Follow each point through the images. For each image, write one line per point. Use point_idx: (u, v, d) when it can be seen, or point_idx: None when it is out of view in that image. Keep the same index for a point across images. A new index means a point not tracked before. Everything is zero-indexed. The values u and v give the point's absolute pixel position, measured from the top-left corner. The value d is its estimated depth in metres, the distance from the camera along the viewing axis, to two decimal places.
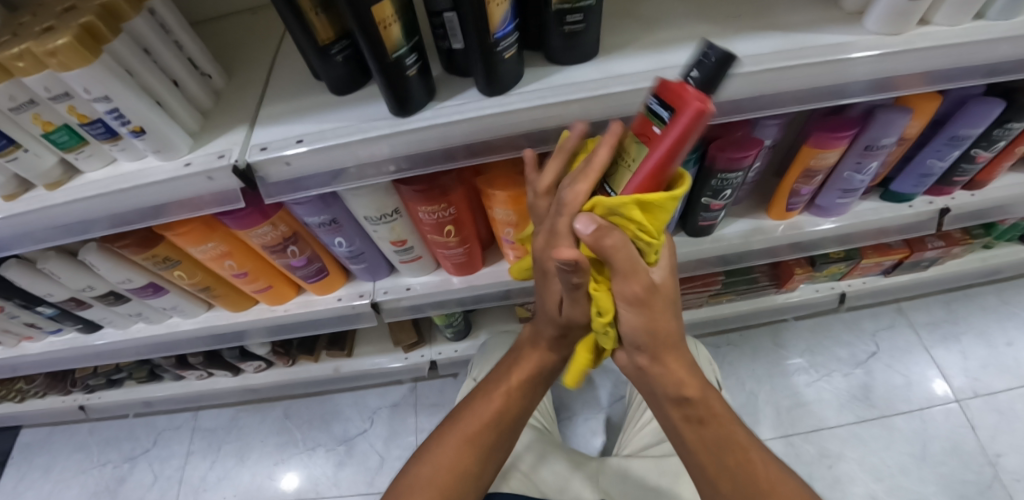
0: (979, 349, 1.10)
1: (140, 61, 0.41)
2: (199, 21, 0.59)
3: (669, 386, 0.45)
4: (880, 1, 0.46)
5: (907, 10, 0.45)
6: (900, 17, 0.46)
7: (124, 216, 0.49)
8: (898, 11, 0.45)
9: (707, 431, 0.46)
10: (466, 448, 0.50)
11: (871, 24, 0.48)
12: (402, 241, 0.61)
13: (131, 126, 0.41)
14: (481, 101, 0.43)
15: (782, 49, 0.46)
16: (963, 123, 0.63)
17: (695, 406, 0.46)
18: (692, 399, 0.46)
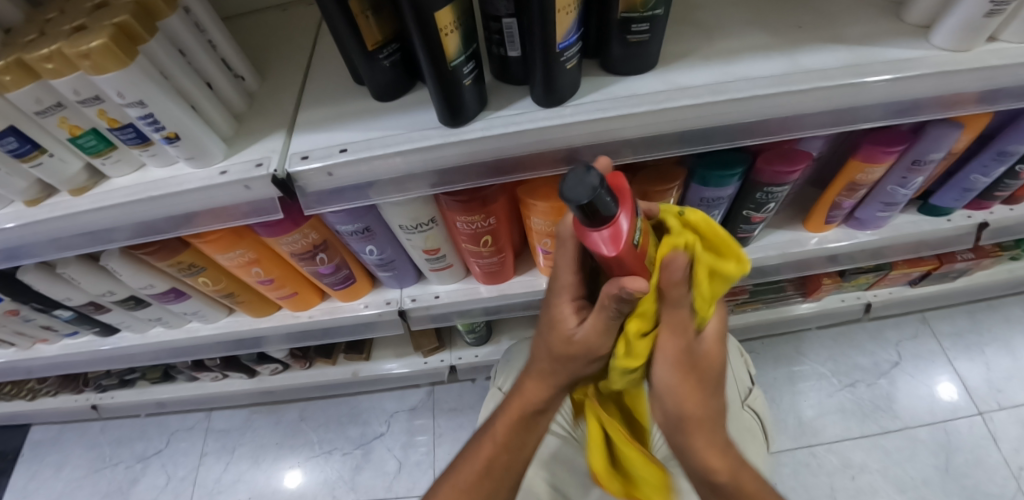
0: (1002, 361, 1.08)
1: (175, 63, 0.38)
2: (228, 17, 0.56)
3: None
4: (951, 16, 0.43)
5: (977, 27, 0.43)
6: (966, 33, 0.44)
7: (153, 223, 0.47)
8: (970, 27, 0.43)
9: None
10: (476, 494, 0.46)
11: (937, 39, 0.46)
12: (435, 249, 0.59)
13: (165, 131, 0.39)
14: (535, 112, 0.41)
15: (850, 63, 0.44)
16: (1012, 139, 0.62)
17: None
18: None
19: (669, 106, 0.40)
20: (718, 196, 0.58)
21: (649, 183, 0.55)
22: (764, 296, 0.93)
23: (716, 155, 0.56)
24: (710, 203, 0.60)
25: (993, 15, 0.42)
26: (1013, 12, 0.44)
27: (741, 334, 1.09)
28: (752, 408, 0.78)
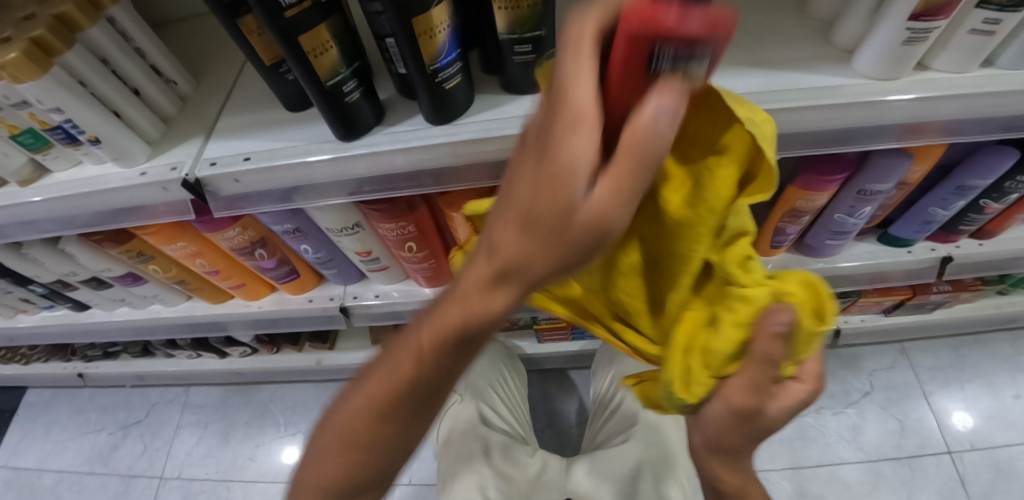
0: (983, 399, 1.06)
1: (96, 73, 0.41)
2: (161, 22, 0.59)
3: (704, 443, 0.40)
4: (872, 43, 0.42)
5: (900, 55, 0.41)
6: (894, 61, 0.42)
7: (91, 215, 0.50)
8: (892, 55, 0.42)
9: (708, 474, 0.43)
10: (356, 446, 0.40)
11: (861, 66, 0.44)
12: (367, 252, 0.61)
13: (87, 135, 0.43)
14: (428, 129, 0.42)
15: (758, 89, 0.44)
16: (971, 173, 0.60)
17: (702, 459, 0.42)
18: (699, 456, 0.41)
19: None
20: None
21: None
22: None
23: None
24: None
25: (914, 44, 0.41)
26: (941, 42, 0.44)
27: None
28: None
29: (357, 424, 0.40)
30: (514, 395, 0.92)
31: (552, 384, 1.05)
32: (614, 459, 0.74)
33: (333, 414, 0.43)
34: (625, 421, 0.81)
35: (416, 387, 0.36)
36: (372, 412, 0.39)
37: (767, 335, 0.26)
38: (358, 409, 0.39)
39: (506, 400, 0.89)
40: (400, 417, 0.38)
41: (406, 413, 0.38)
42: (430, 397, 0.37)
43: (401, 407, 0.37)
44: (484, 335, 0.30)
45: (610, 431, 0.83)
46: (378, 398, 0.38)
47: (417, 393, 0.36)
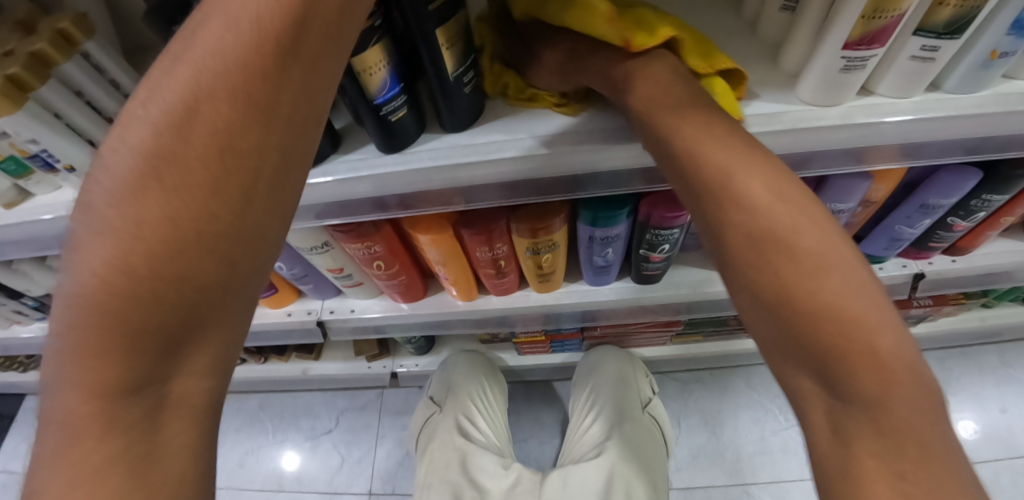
0: (968, 412, 1.06)
1: (71, 105, 0.44)
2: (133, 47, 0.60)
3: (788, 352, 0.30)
4: (811, 70, 0.43)
5: (839, 82, 0.42)
6: (832, 88, 0.43)
7: (72, 236, 0.53)
8: (829, 83, 0.42)
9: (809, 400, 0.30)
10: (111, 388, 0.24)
11: (803, 92, 0.45)
12: (339, 268, 0.63)
13: (63, 163, 0.46)
14: (381, 158, 0.43)
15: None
16: (933, 193, 0.60)
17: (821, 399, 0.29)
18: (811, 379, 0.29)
19: (501, 157, 0.42)
20: (610, 235, 0.58)
21: (532, 222, 0.54)
22: (703, 329, 0.92)
23: (604, 200, 0.55)
24: (601, 241, 0.60)
25: (851, 71, 0.41)
26: (881, 68, 0.45)
27: (692, 363, 1.09)
28: (650, 410, 0.86)
29: (81, 422, 0.24)
30: (494, 408, 0.92)
31: (535, 394, 1.06)
32: (589, 474, 0.75)
33: (43, 446, 0.24)
34: (602, 435, 0.83)
35: (147, 293, 0.24)
36: (94, 384, 0.24)
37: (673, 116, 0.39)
38: (70, 395, 0.24)
39: (486, 411, 0.90)
40: (145, 365, 0.25)
41: (155, 351, 0.25)
42: (187, 301, 0.25)
43: (141, 342, 0.24)
44: (250, 155, 0.25)
45: (587, 445, 0.84)
46: (95, 353, 0.23)
47: (162, 302, 0.24)
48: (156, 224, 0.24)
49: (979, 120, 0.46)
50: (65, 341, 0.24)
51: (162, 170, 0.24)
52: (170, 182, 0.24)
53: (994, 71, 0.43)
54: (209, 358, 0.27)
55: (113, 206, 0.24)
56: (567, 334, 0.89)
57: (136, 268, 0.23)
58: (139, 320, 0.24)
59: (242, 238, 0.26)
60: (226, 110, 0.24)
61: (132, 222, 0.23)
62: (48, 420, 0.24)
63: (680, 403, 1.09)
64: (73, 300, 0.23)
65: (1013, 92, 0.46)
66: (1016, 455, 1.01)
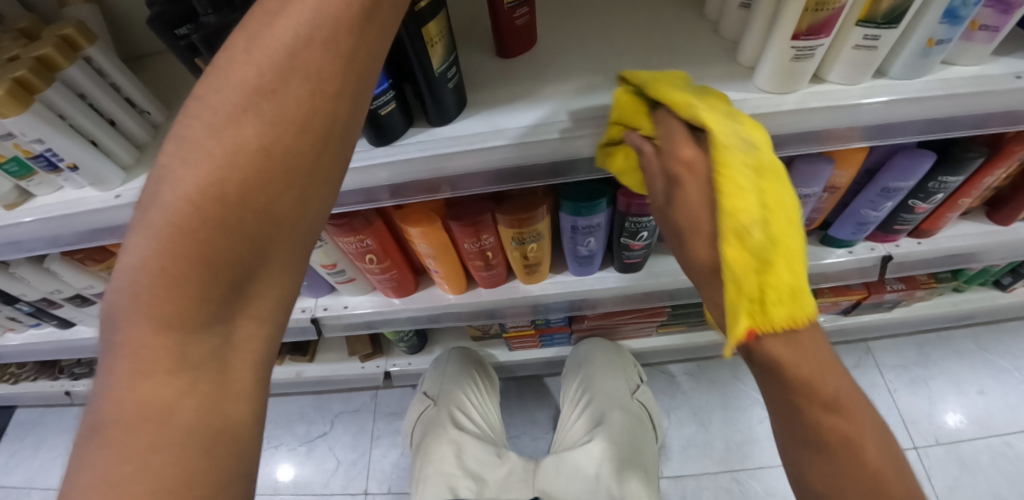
0: (946, 394, 1.10)
1: (73, 106, 0.46)
2: (133, 57, 0.63)
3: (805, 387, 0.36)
4: (766, 61, 0.47)
5: (792, 70, 0.46)
6: (787, 77, 0.47)
7: (72, 235, 0.55)
8: (783, 72, 0.46)
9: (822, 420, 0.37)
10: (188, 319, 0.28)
11: (761, 81, 0.49)
12: (333, 264, 0.65)
13: (66, 163, 0.47)
14: (371, 150, 0.46)
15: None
16: (893, 176, 0.64)
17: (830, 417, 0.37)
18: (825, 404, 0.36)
19: (484, 147, 0.45)
20: (592, 224, 0.61)
21: (517, 212, 0.57)
22: (688, 319, 0.95)
23: (585, 190, 0.58)
24: (583, 230, 0.63)
25: (801, 61, 0.45)
26: (831, 56, 0.49)
27: (679, 355, 1.12)
28: (639, 396, 0.89)
29: (147, 356, 0.27)
30: (487, 403, 0.93)
31: (527, 390, 1.08)
32: (582, 460, 0.77)
33: (116, 371, 0.28)
34: (592, 422, 0.85)
35: (213, 252, 0.28)
36: (166, 324, 0.27)
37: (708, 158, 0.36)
38: (142, 330, 0.27)
39: (480, 405, 0.91)
40: (212, 311, 0.28)
41: (224, 286, 0.29)
42: (247, 247, 0.29)
43: (211, 280, 0.28)
44: (300, 143, 0.29)
45: (579, 433, 0.86)
46: (167, 295, 0.27)
47: (228, 259, 0.28)
48: (226, 194, 0.27)
49: (925, 103, 0.50)
50: (146, 270, 0.27)
51: (229, 145, 0.27)
52: (235, 156, 0.27)
53: (933, 58, 0.48)
54: (262, 311, 0.31)
55: (184, 171, 0.27)
56: (556, 328, 0.92)
57: (205, 229, 0.27)
58: (209, 275, 0.28)
59: (300, 192, 0.30)
60: (284, 106, 0.28)
61: (205, 188, 0.27)
62: (118, 349, 0.28)
63: (669, 395, 1.12)
64: (156, 237, 0.27)
65: (953, 77, 0.50)
66: (994, 434, 1.04)
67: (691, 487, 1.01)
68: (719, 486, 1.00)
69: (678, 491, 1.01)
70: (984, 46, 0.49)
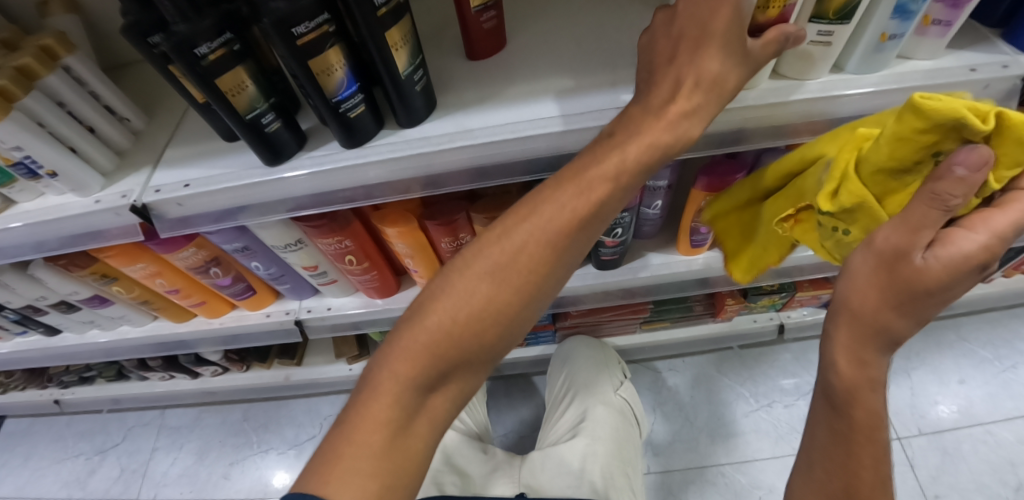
0: (928, 385, 1.12)
1: (53, 114, 0.47)
2: (117, 66, 0.65)
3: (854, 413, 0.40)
4: None
5: None
6: None
7: (55, 240, 0.56)
8: None
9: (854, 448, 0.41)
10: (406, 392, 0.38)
11: None
12: (314, 266, 0.67)
13: (46, 169, 0.49)
14: (343, 152, 0.47)
15: (601, 107, 0.47)
16: None
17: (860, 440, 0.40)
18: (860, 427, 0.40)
19: (453, 146, 0.46)
20: None
21: (491, 211, 0.58)
22: (670, 315, 0.96)
23: None
24: None
25: None
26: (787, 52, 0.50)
27: (665, 352, 1.14)
28: (623, 392, 0.90)
29: (383, 418, 0.37)
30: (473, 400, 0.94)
31: (516, 389, 1.09)
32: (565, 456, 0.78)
33: (347, 417, 0.39)
34: (577, 418, 0.86)
35: (467, 344, 0.39)
36: (407, 393, 0.38)
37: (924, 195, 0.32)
38: (393, 390, 0.38)
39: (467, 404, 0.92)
40: (426, 386, 0.39)
41: (438, 371, 0.39)
42: (464, 347, 0.39)
43: (429, 369, 0.39)
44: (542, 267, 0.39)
45: (563, 428, 0.87)
46: (414, 372, 0.39)
47: (482, 350, 0.40)
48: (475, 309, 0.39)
49: (880, 97, 0.52)
50: (412, 354, 0.39)
51: (512, 270, 0.39)
52: (487, 278, 0.39)
53: (887, 52, 0.49)
54: (456, 391, 0.41)
55: (456, 289, 0.40)
56: (541, 326, 0.94)
57: (457, 328, 0.39)
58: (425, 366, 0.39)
59: (523, 305, 0.40)
60: (508, 242, 0.39)
61: (449, 293, 0.40)
62: (364, 410, 0.38)
63: (656, 392, 1.13)
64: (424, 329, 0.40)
65: (907, 71, 0.52)
66: (975, 423, 1.06)
67: (678, 482, 1.02)
68: (706, 480, 1.01)
69: (665, 486, 1.02)
70: (937, 40, 0.50)
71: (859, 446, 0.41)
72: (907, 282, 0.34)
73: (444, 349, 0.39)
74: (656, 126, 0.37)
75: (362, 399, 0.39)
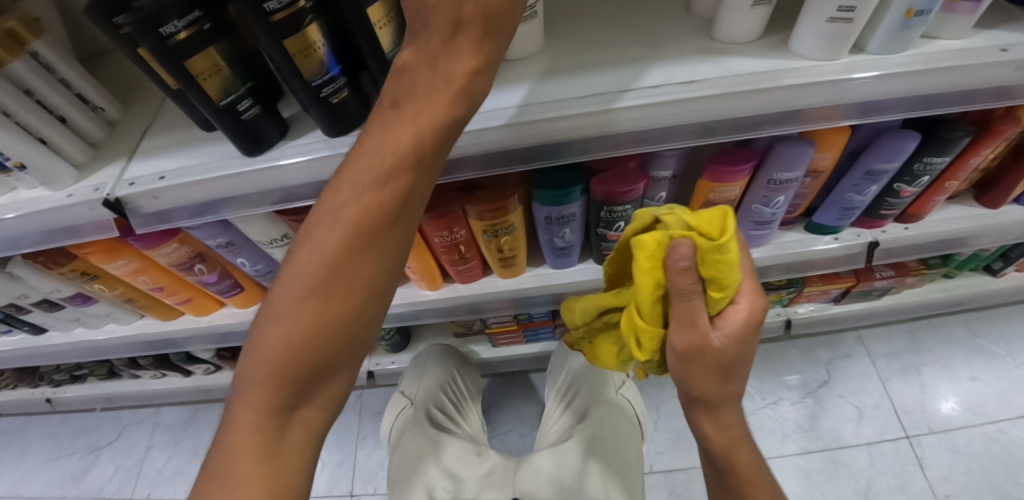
0: (939, 382, 1.09)
1: (18, 102, 0.44)
2: (90, 55, 0.62)
3: (727, 450, 0.51)
4: (727, 11, 0.48)
5: (754, 15, 0.48)
6: (747, 22, 0.48)
7: (28, 236, 0.53)
8: (742, 17, 0.48)
9: (744, 474, 0.51)
10: (277, 393, 0.36)
11: (720, 35, 0.51)
12: None
13: (13, 161, 0.46)
14: (328, 141, 0.45)
15: (603, 90, 0.47)
16: (877, 158, 0.63)
17: (741, 473, 0.51)
18: (736, 463, 0.51)
19: None
20: (565, 214, 0.60)
21: (485, 203, 0.55)
22: None
23: (559, 176, 0.57)
24: (558, 221, 0.61)
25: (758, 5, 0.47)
26: (800, 27, 0.48)
27: None
28: (626, 393, 0.88)
29: (250, 438, 0.36)
30: (470, 405, 0.95)
31: (515, 387, 1.07)
32: (564, 457, 0.74)
33: (224, 432, 0.37)
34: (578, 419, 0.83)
35: (332, 328, 0.37)
36: (269, 412, 0.36)
37: (676, 272, 0.38)
38: (252, 419, 0.36)
39: (459, 404, 0.92)
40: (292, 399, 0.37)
41: (314, 374, 0.37)
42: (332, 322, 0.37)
43: (304, 372, 0.37)
44: (419, 179, 0.36)
45: (563, 430, 0.84)
46: (281, 363, 0.36)
47: (344, 286, 0.36)
48: (356, 264, 0.36)
49: (902, 79, 0.48)
50: (274, 340, 0.36)
51: (368, 212, 0.35)
52: (347, 249, 0.36)
53: (914, 31, 0.46)
54: (327, 399, 0.39)
55: (293, 295, 0.36)
56: (540, 323, 0.90)
57: (296, 345, 0.36)
58: (305, 323, 0.36)
59: (356, 284, 0.37)
60: (343, 219, 0.36)
61: (297, 276, 0.37)
62: (229, 437, 0.36)
63: (657, 390, 1.11)
64: (282, 307, 0.37)
65: (933, 51, 0.49)
66: (987, 421, 1.03)
67: (680, 482, 1.00)
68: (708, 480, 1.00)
69: (667, 486, 1.01)
70: (966, 18, 0.47)
71: (749, 478, 0.51)
72: (717, 358, 0.44)
73: (313, 336, 0.36)
74: (450, 83, 0.33)
75: (267, 321, 0.37)
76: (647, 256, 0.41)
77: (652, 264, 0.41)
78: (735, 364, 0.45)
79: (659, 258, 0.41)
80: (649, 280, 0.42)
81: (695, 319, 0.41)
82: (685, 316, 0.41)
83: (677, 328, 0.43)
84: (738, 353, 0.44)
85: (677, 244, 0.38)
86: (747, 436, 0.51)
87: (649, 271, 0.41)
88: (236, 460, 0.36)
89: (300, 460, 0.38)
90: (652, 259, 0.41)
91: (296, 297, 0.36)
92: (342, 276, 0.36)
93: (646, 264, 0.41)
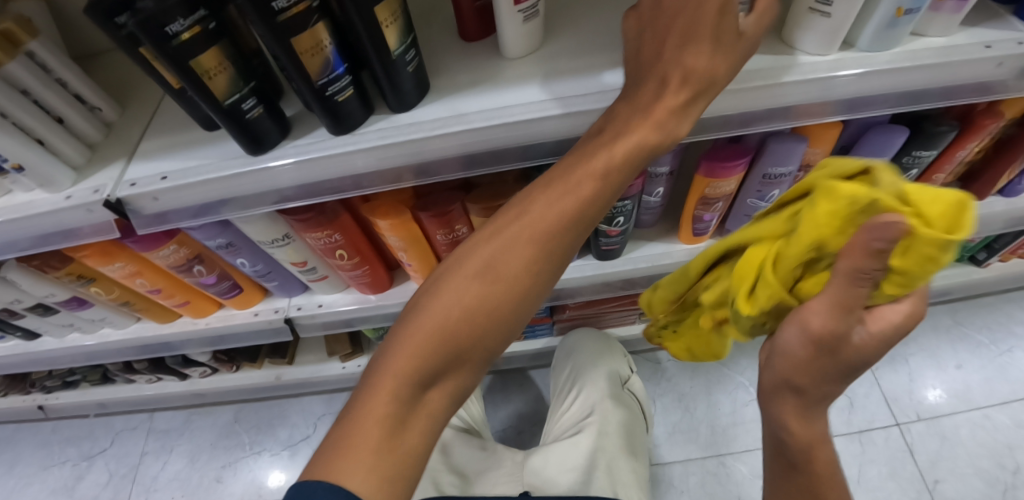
0: (925, 371, 1.12)
1: (15, 103, 0.44)
2: (84, 56, 0.61)
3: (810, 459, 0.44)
4: None
5: None
6: None
7: (25, 240, 0.52)
8: None
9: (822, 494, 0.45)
10: (421, 374, 0.37)
11: None
12: (303, 262, 0.64)
13: (10, 163, 0.45)
14: (331, 139, 0.45)
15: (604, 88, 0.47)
16: (866, 152, 0.65)
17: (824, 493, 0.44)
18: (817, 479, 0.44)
19: (448, 133, 0.44)
20: None
21: (486, 201, 0.56)
22: None
23: None
24: None
25: None
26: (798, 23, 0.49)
27: None
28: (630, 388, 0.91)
29: (384, 412, 0.36)
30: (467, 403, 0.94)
31: (513, 384, 1.08)
32: (573, 451, 0.76)
33: (357, 399, 0.37)
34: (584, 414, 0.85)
35: (489, 317, 0.39)
36: (406, 383, 0.37)
37: (865, 250, 0.29)
38: (391, 387, 0.37)
39: None
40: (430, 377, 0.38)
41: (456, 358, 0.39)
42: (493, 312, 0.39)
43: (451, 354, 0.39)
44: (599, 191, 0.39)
45: (568, 424, 0.86)
46: (436, 341, 0.38)
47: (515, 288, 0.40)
48: (530, 258, 0.39)
49: (892, 75, 0.50)
50: (432, 318, 0.38)
51: (562, 219, 0.39)
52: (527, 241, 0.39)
53: (901, 29, 0.47)
54: (455, 387, 0.40)
55: (464, 275, 0.40)
56: (539, 319, 0.94)
57: (453, 325, 0.38)
58: (466, 311, 0.39)
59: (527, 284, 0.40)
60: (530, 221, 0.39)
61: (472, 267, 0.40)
62: (363, 406, 0.36)
63: (654, 384, 1.12)
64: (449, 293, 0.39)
65: (920, 48, 0.50)
66: (972, 407, 1.06)
67: (678, 474, 1.02)
68: (705, 471, 1.01)
69: (665, 479, 1.02)
70: (951, 16, 0.49)
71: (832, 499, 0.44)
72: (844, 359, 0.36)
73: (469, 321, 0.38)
74: (653, 116, 0.37)
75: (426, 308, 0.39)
76: (831, 208, 0.33)
77: (829, 221, 0.33)
78: (850, 372, 0.37)
79: (838, 219, 0.33)
80: (818, 233, 0.34)
81: (847, 309, 0.33)
82: (831, 298, 0.33)
83: (818, 309, 0.34)
84: (860, 364, 0.37)
85: (954, 236, 0.28)
86: (831, 433, 0.44)
87: (825, 223, 0.33)
88: (363, 430, 0.35)
89: (419, 445, 0.37)
90: (834, 213, 0.33)
91: (462, 285, 0.39)
92: (509, 277, 0.39)
93: (823, 216, 0.33)
